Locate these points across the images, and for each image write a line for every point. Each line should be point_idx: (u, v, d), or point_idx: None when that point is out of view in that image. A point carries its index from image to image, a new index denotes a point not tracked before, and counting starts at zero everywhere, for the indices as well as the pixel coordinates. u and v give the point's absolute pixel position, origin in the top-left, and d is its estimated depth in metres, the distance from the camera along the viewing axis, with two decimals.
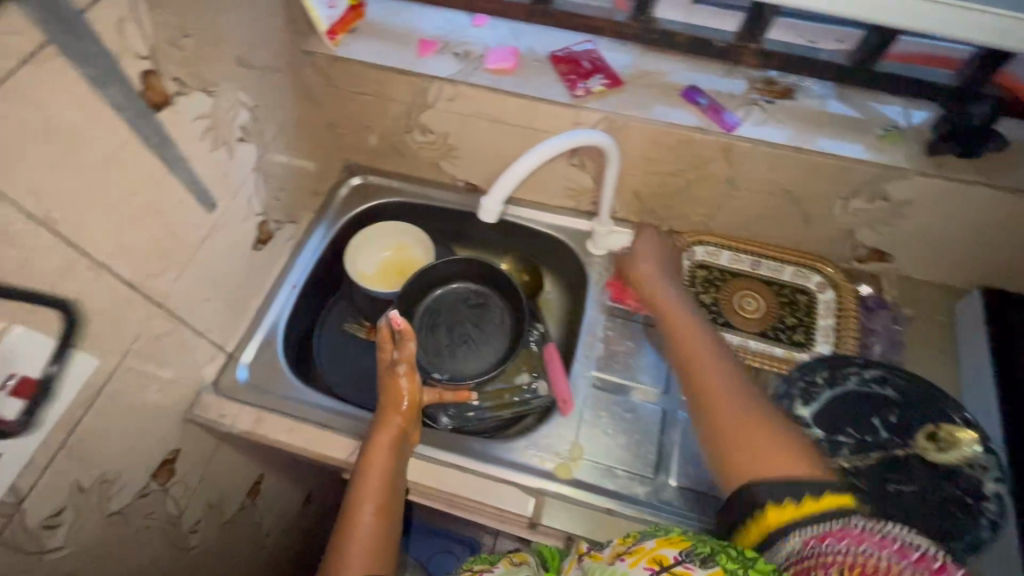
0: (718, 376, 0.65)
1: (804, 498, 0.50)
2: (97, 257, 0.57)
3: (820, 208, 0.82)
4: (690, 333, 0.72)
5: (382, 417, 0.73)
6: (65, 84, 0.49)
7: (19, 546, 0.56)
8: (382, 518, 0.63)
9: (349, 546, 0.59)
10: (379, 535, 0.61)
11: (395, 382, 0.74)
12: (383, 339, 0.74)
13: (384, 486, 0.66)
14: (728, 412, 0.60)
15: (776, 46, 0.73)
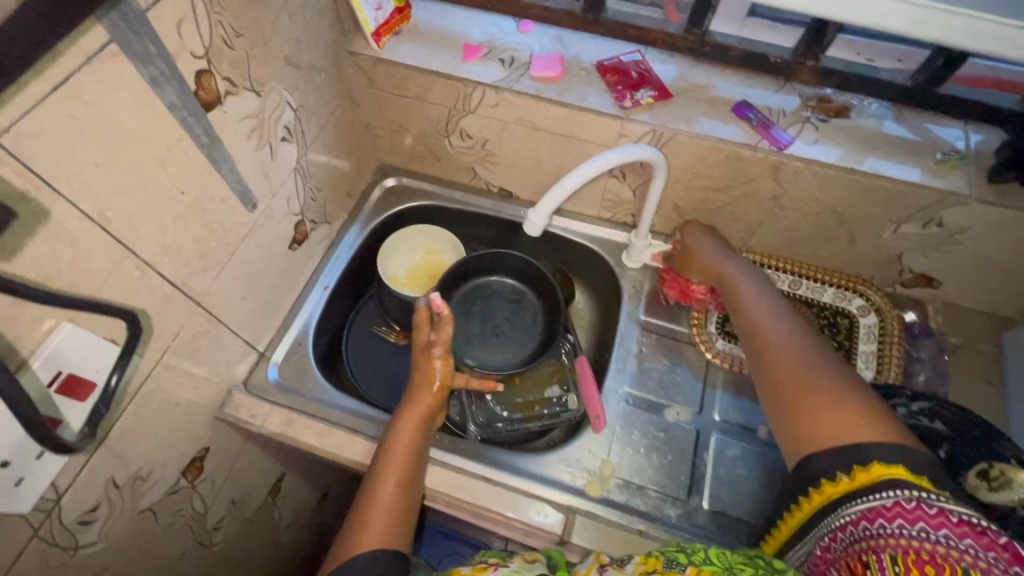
0: (788, 345, 0.63)
1: (855, 470, 0.49)
2: (143, 256, 0.56)
3: (868, 230, 0.79)
4: (760, 306, 0.70)
5: (413, 394, 0.74)
6: (124, 83, 0.48)
7: (54, 541, 0.56)
8: (401, 494, 0.66)
9: (367, 516, 0.64)
10: (396, 509, 0.65)
11: (429, 362, 0.74)
12: (419, 321, 0.75)
13: (406, 464, 0.69)
14: (800, 378, 0.59)
15: (834, 65, 0.73)
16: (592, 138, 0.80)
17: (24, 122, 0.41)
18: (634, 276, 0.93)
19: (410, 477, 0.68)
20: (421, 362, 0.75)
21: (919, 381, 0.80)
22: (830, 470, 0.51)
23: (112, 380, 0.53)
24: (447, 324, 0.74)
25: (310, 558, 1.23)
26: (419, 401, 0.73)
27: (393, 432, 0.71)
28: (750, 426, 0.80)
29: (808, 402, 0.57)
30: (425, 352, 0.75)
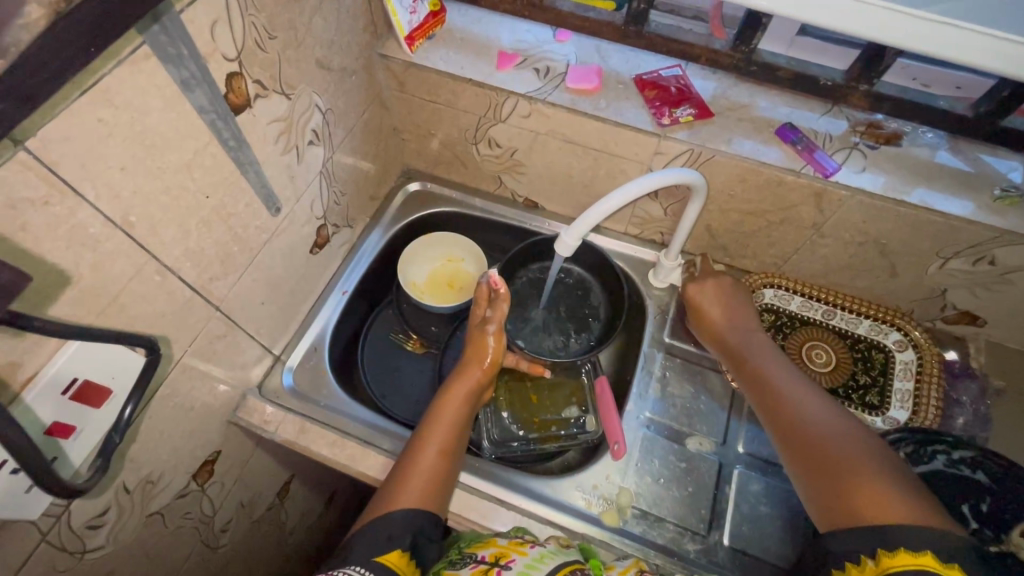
0: (798, 406, 0.62)
1: (879, 555, 0.46)
2: (164, 261, 0.55)
3: (912, 264, 0.76)
4: (766, 365, 0.69)
5: (464, 369, 0.76)
6: (155, 86, 0.47)
7: (63, 546, 0.55)
8: (444, 460, 0.66)
9: (409, 475, 0.64)
10: (437, 473, 0.65)
11: (483, 337, 0.76)
12: (478, 296, 0.78)
13: (452, 430, 0.69)
14: (811, 448, 0.58)
15: (890, 90, 0.69)
16: (625, 153, 0.78)
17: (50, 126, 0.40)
18: (660, 296, 0.90)
19: (454, 444, 0.68)
20: (475, 336, 0.77)
21: (957, 425, 0.76)
22: (850, 552, 0.48)
23: (127, 412, 0.53)
24: (505, 302, 0.76)
25: (315, 558, 1.22)
26: (469, 374, 0.74)
27: (441, 401, 0.72)
28: (775, 461, 0.77)
29: (824, 474, 0.55)
30: (480, 329, 0.77)
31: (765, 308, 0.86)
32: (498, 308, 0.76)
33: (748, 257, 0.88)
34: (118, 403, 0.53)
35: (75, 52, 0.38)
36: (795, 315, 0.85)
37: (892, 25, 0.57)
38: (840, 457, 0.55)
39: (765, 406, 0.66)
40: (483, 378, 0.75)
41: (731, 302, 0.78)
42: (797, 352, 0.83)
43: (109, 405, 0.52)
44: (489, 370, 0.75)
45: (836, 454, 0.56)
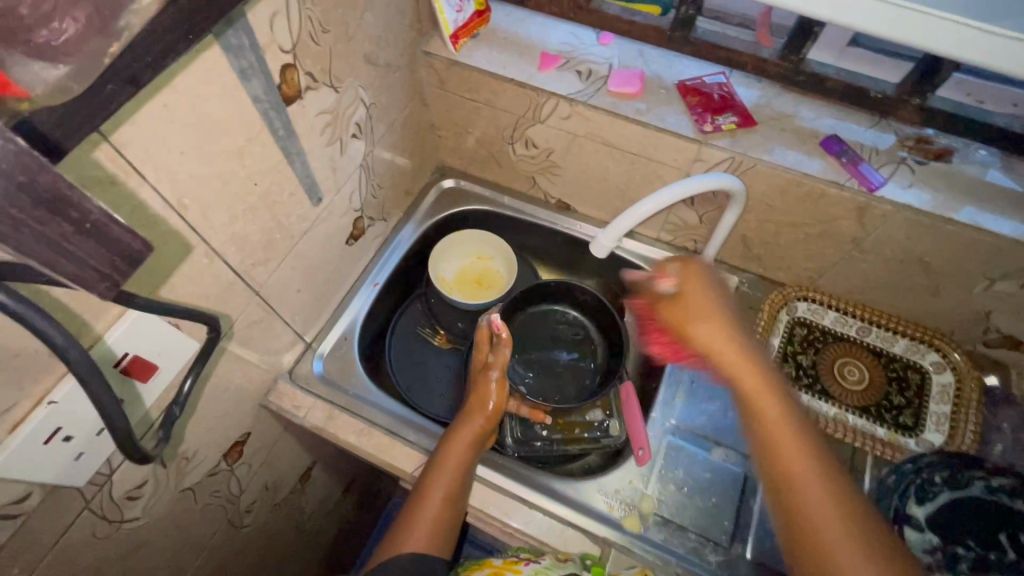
0: (793, 453, 0.48)
1: None
2: (212, 244, 0.57)
3: (955, 285, 0.74)
4: (767, 392, 0.50)
5: (468, 412, 0.75)
6: (215, 74, 0.48)
7: (102, 514, 0.57)
8: (448, 506, 0.66)
9: (413, 522, 0.65)
10: (440, 520, 0.65)
11: (486, 382, 0.76)
12: (481, 340, 0.79)
13: (456, 475, 0.68)
14: (804, 508, 0.46)
15: (945, 105, 0.68)
16: (663, 159, 0.77)
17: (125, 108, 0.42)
18: None
19: (458, 490, 0.68)
20: (478, 380, 0.77)
21: (996, 451, 0.74)
22: None
23: (187, 385, 0.56)
24: (506, 346, 0.77)
25: (329, 545, 1.23)
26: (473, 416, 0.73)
27: (446, 442, 0.71)
28: None
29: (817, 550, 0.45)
30: (484, 371, 0.78)
31: (798, 322, 0.85)
32: (500, 352, 0.77)
33: (782, 269, 0.87)
34: (162, 377, 0.55)
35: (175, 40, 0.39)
36: (829, 330, 0.84)
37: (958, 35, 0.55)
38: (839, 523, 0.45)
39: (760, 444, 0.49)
40: (487, 423, 0.74)
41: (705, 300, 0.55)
42: (828, 369, 0.83)
43: (153, 379, 0.54)
44: (494, 414, 0.74)
45: (830, 531, 0.45)
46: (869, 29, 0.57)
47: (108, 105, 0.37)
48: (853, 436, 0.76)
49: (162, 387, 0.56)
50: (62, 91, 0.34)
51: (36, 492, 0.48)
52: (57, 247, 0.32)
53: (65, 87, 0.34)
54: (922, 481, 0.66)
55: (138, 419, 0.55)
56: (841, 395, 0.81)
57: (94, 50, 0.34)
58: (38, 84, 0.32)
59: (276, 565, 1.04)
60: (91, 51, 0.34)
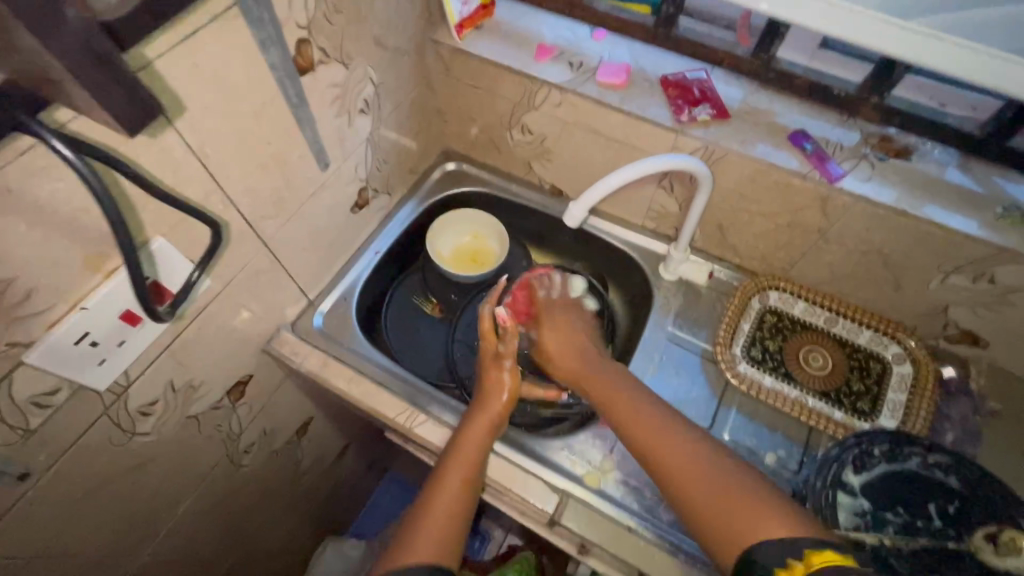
0: (678, 455, 0.60)
1: (809, 553, 0.48)
2: (228, 193, 0.65)
3: (914, 277, 0.78)
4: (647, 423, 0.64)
5: (482, 403, 0.79)
6: (238, 40, 0.56)
7: (118, 422, 0.65)
8: (467, 491, 0.71)
9: (430, 510, 0.68)
10: (458, 505, 0.69)
11: (500, 373, 0.81)
12: (488, 333, 0.81)
13: (474, 462, 0.73)
14: (687, 497, 0.58)
15: (898, 104, 0.73)
16: (644, 146, 0.83)
17: (160, 63, 0.50)
18: (668, 288, 0.95)
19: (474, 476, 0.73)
20: (491, 371, 0.81)
21: (947, 439, 0.78)
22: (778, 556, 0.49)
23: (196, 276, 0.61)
24: (514, 336, 0.81)
25: (322, 504, 1.30)
26: (489, 407, 0.78)
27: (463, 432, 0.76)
28: (757, 452, 0.80)
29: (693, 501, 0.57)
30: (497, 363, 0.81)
31: (767, 310, 0.90)
32: (508, 343, 0.80)
33: (756, 259, 0.92)
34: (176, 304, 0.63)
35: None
36: (797, 319, 0.89)
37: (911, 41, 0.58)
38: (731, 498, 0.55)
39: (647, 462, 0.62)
40: (501, 413, 0.78)
41: (584, 347, 0.79)
42: (793, 355, 0.88)
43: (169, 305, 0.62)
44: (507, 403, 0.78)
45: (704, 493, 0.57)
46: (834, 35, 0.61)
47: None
48: (809, 416, 0.81)
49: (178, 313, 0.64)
50: (133, 36, 0.46)
51: (65, 388, 0.56)
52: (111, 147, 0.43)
53: (131, 32, 0.45)
54: (861, 450, 0.67)
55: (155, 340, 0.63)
56: (802, 379, 0.85)
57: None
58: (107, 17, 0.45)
59: (270, 512, 1.12)
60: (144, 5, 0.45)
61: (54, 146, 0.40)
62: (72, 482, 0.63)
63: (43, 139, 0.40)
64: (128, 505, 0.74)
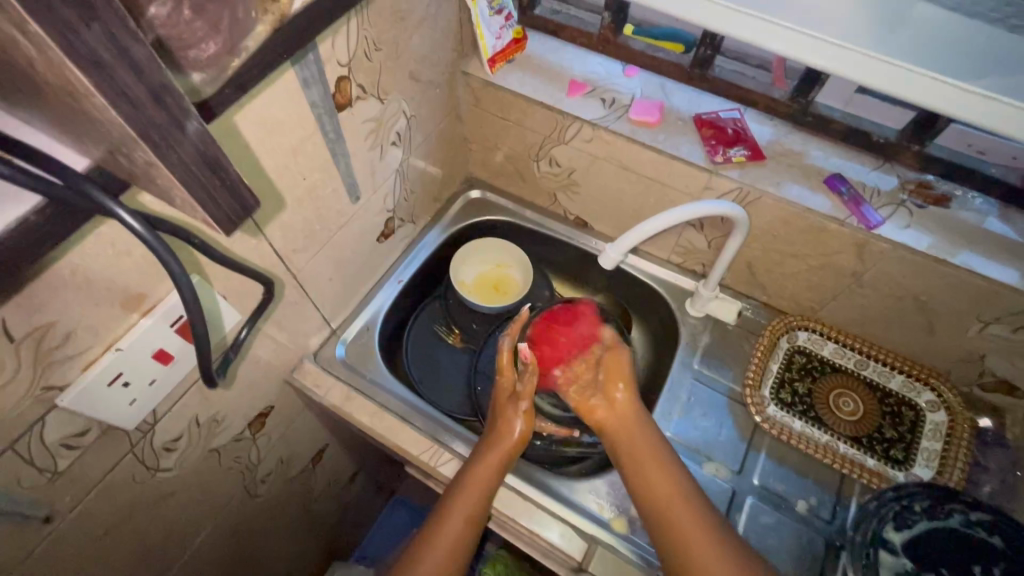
0: (694, 537, 0.62)
1: None
2: (262, 229, 0.64)
3: (952, 325, 0.77)
4: (669, 494, 0.65)
5: (495, 439, 0.75)
6: (283, 81, 0.56)
7: (143, 459, 0.64)
8: (467, 530, 0.69)
9: (430, 545, 0.68)
10: (458, 545, 0.68)
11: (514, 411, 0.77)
12: (505, 369, 0.78)
13: (478, 502, 0.70)
14: None
15: (942, 152, 0.72)
16: (676, 184, 0.83)
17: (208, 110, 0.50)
18: (694, 324, 0.94)
19: (479, 515, 0.70)
20: (506, 409, 0.77)
21: (985, 492, 0.76)
22: None
23: (246, 334, 0.63)
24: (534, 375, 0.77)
25: (331, 528, 1.28)
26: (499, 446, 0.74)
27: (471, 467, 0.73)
28: (788, 499, 0.78)
29: None
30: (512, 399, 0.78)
31: (795, 350, 0.89)
32: (528, 381, 0.76)
33: (785, 298, 0.91)
34: (224, 323, 0.63)
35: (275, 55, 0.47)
36: (826, 360, 0.88)
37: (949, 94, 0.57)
38: None
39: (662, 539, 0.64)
40: (513, 452, 0.74)
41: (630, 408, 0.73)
42: (823, 399, 0.86)
43: (218, 322, 0.62)
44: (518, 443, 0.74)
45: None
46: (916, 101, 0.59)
47: (219, 107, 0.45)
48: (842, 463, 0.79)
49: (228, 327, 0.64)
50: (197, 94, 0.43)
51: (94, 429, 0.55)
52: None
53: (199, 89, 0.43)
54: (901, 507, 0.67)
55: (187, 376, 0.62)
56: (832, 423, 0.84)
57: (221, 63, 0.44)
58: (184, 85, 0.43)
59: (281, 540, 1.09)
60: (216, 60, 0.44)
61: (123, 219, 0.36)
62: (95, 519, 0.62)
63: (112, 213, 0.36)
64: (147, 540, 0.73)
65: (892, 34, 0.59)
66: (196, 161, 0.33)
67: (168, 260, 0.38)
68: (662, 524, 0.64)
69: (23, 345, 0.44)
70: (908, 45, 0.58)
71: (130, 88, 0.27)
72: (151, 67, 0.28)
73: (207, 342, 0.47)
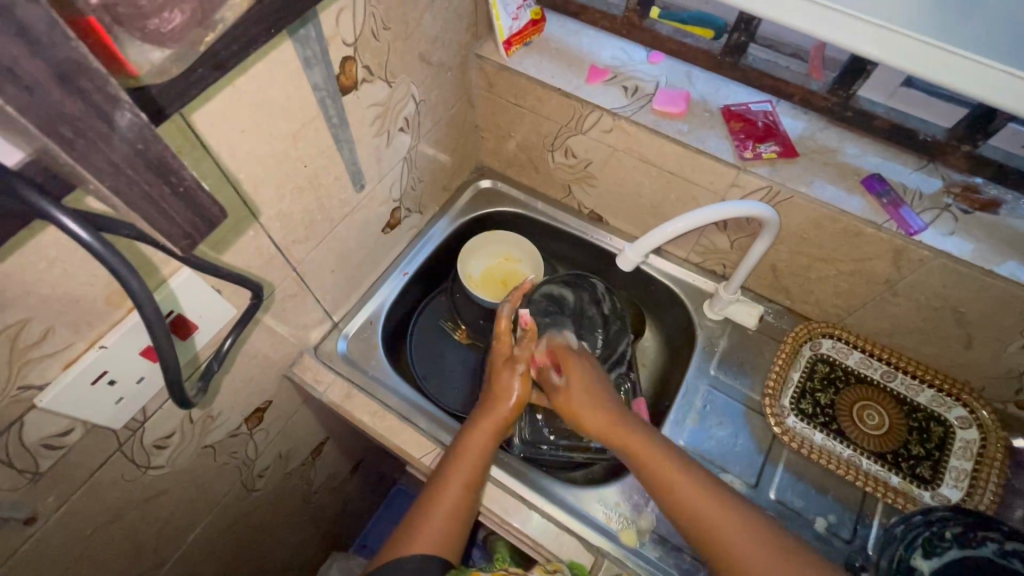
0: (690, 493, 0.61)
1: None
2: (260, 219, 0.60)
3: (991, 339, 0.72)
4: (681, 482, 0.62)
5: (490, 404, 0.74)
6: (283, 61, 0.52)
7: (133, 457, 0.61)
8: (466, 496, 0.67)
9: (432, 510, 0.65)
10: (456, 513, 0.66)
11: (510, 376, 0.75)
12: (504, 333, 0.76)
13: (476, 468, 0.68)
14: (719, 541, 0.58)
15: (996, 155, 0.66)
16: (700, 180, 0.78)
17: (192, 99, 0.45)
18: (712, 327, 0.89)
19: (477, 480, 0.68)
20: (502, 374, 0.75)
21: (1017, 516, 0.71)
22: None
23: (228, 343, 0.58)
24: (532, 341, 0.76)
25: (331, 522, 1.26)
26: (494, 409, 0.72)
27: (469, 430, 0.71)
28: (807, 515, 0.75)
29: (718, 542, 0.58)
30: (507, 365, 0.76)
31: (819, 359, 0.84)
32: (527, 346, 0.75)
33: (810, 303, 0.86)
34: (200, 338, 0.59)
35: (265, 27, 0.43)
36: (851, 370, 0.83)
37: (1019, 93, 0.52)
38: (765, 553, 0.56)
39: (698, 541, 0.59)
40: (509, 417, 0.72)
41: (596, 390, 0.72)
42: (846, 411, 0.81)
43: (188, 342, 0.57)
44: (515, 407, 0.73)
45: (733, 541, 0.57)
46: (1012, 109, 0.53)
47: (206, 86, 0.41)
48: (865, 480, 0.75)
49: (198, 348, 0.60)
50: (161, 71, 0.38)
51: (79, 428, 0.52)
52: (155, 204, 0.35)
53: (164, 67, 0.38)
54: (931, 534, 0.62)
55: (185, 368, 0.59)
56: (856, 437, 0.79)
57: (192, 40, 0.37)
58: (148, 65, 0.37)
59: (277, 534, 1.07)
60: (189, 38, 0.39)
61: (64, 225, 0.32)
62: (81, 519, 0.59)
63: (54, 220, 0.32)
64: (139, 537, 0.70)
65: (993, 30, 0.53)
66: (131, 160, 0.32)
67: (121, 271, 0.34)
68: (678, 511, 0.61)
69: None
70: (983, 34, 0.53)
71: (22, 66, 0.25)
72: (58, 44, 0.26)
73: (174, 359, 0.42)
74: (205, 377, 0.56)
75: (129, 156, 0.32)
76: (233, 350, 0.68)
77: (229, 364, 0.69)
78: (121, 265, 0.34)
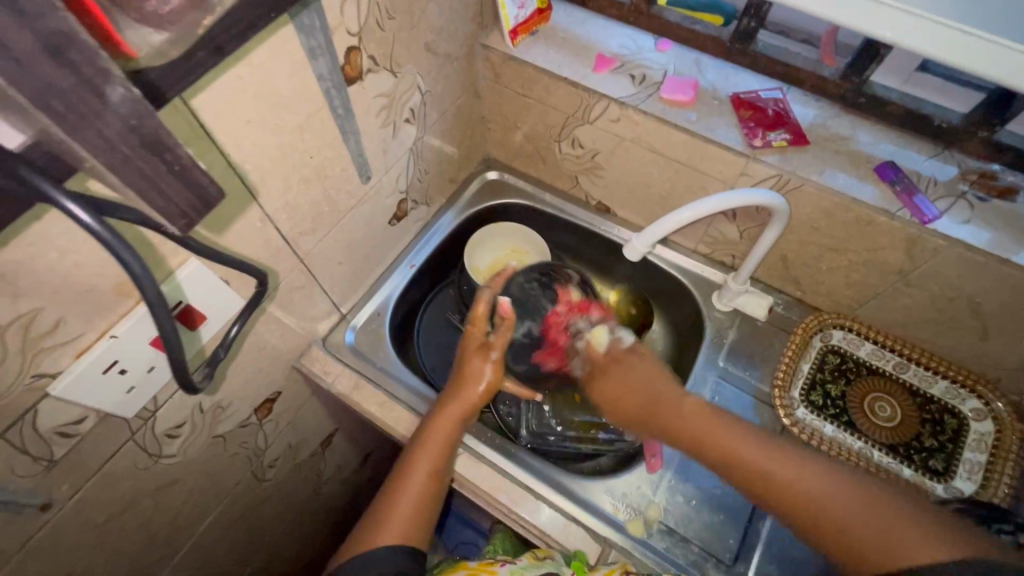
0: (739, 446, 0.61)
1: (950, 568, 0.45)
2: (267, 210, 0.61)
3: (1007, 329, 0.71)
4: (775, 464, 0.59)
5: (458, 388, 0.73)
6: (289, 52, 0.52)
7: (145, 446, 0.62)
8: (433, 484, 0.67)
9: (399, 497, 0.66)
10: (423, 500, 0.66)
11: (482, 362, 0.73)
12: (478, 320, 0.73)
13: (442, 454, 0.69)
14: (779, 493, 0.58)
15: (1014, 140, 0.65)
16: (709, 170, 0.77)
17: (198, 88, 0.45)
18: (720, 318, 0.89)
19: (443, 467, 0.69)
20: (472, 359, 0.73)
21: None
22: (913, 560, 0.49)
23: (235, 329, 0.58)
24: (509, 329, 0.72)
25: (340, 514, 1.27)
26: (462, 397, 0.72)
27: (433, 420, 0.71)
28: None
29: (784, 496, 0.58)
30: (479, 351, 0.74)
31: (829, 350, 0.83)
32: (501, 334, 0.72)
33: (820, 294, 0.85)
34: (208, 329, 0.59)
35: (263, 13, 0.43)
36: (862, 361, 0.82)
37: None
38: (835, 500, 0.55)
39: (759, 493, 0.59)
40: (478, 402, 0.72)
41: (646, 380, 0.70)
42: (858, 403, 0.80)
43: (197, 333, 0.58)
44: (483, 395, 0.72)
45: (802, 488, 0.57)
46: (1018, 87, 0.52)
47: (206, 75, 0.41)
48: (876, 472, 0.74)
49: (205, 339, 0.60)
50: (162, 56, 0.38)
51: (91, 417, 0.53)
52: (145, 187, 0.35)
53: (165, 52, 0.38)
54: None
55: (195, 355, 0.60)
56: (867, 429, 0.78)
57: (190, 23, 0.39)
58: (145, 49, 0.37)
59: (288, 524, 1.08)
60: (189, 24, 0.39)
61: (68, 212, 0.33)
62: (95, 507, 0.61)
63: (59, 204, 0.33)
64: (152, 524, 0.71)
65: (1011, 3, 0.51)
66: (125, 137, 0.32)
67: (123, 253, 0.34)
68: (775, 497, 0.58)
69: (9, 331, 0.42)
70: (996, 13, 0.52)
71: (13, 38, 0.25)
72: (47, 14, 0.26)
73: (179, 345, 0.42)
74: (211, 364, 0.56)
75: (121, 132, 0.32)
76: (236, 344, 0.68)
77: (238, 355, 0.70)
78: (127, 255, 0.35)
